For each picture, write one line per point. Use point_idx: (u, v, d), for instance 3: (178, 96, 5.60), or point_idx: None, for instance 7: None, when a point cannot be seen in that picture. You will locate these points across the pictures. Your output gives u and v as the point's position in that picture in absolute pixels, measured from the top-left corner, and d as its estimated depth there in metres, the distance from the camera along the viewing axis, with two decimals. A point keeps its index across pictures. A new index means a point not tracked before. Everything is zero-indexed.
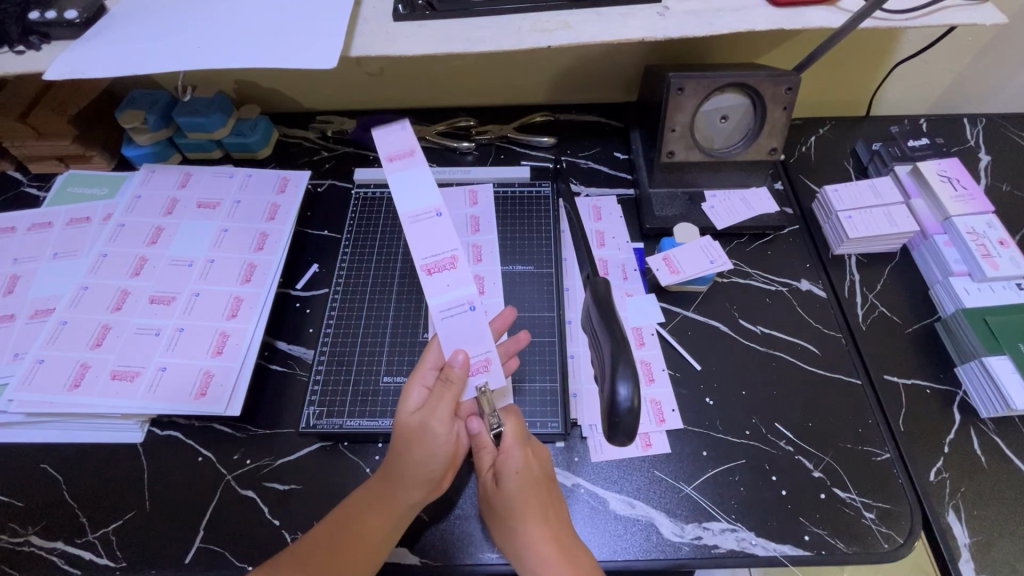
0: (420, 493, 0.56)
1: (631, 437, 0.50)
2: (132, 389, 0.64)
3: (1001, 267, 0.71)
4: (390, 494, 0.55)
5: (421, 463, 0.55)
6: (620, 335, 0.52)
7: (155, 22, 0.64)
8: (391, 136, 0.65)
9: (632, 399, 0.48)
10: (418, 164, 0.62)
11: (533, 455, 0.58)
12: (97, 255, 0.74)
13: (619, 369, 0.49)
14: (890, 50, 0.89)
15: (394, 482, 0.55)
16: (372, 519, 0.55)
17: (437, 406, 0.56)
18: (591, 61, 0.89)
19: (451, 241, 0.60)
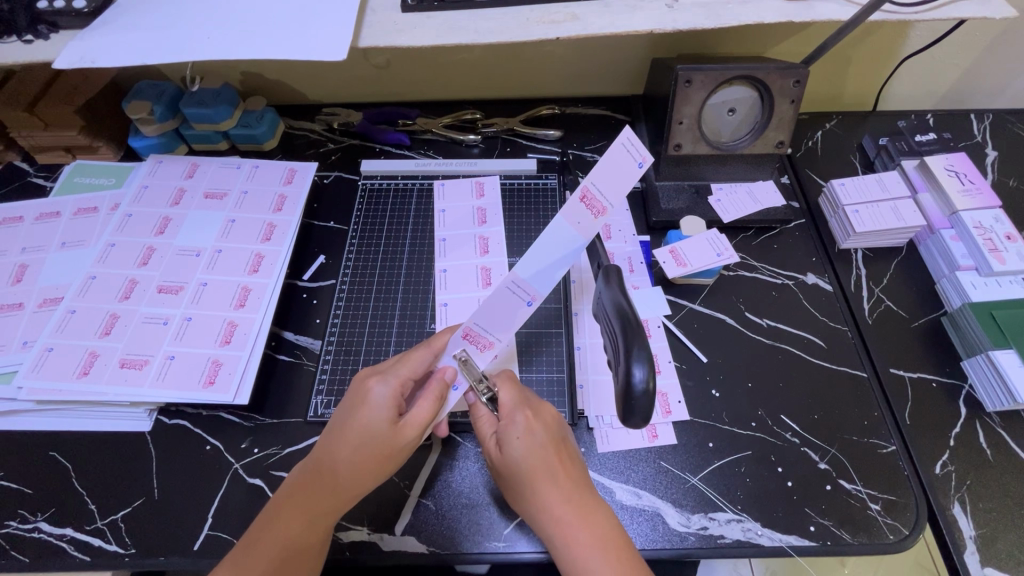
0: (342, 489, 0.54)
1: (646, 421, 0.50)
2: (141, 377, 0.64)
3: (1008, 261, 0.71)
4: (319, 494, 0.54)
5: (343, 467, 0.53)
6: (632, 320, 0.52)
7: (164, 10, 0.64)
8: (611, 169, 0.55)
9: (647, 382, 0.49)
10: (581, 240, 0.58)
11: (536, 418, 0.56)
12: (105, 245, 0.74)
13: (634, 352, 0.49)
14: (898, 44, 0.89)
15: (320, 473, 0.54)
16: (300, 518, 0.53)
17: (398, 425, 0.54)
18: (598, 55, 0.89)
19: (506, 337, 0.60)
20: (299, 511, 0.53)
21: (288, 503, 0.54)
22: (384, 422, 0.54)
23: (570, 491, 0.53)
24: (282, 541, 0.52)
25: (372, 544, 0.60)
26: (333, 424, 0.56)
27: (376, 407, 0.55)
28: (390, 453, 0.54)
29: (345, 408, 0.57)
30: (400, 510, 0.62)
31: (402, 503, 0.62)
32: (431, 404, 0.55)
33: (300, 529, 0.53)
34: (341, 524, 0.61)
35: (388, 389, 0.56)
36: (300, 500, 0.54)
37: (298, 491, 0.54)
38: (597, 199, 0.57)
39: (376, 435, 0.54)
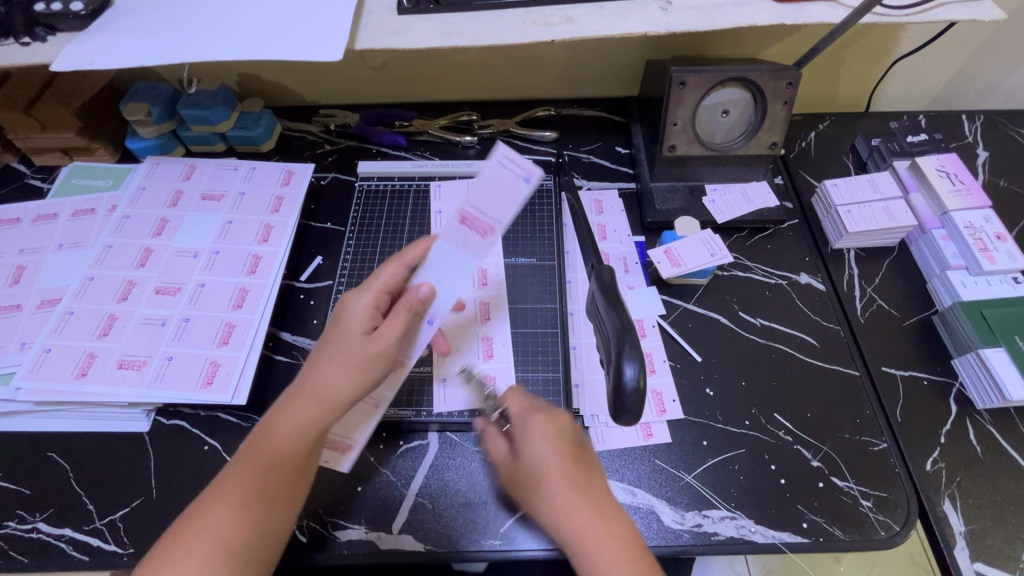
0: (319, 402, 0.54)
1: (638, 418, 0.51)
2: (139, 378, 0.65)
3: (998, 261, 0.72)
4: (305, 402, 0.54)
5: (322, 378, 0.54)
6: (624, 319, 0.53)
7: (162, 13, 0.65)
8: (481, 188, 0.52)
9: (637, 381, 0.50)
10: (470, 256, 0.56)
11: (556, 428, 0.55)
12: (102, 246, 0.75)
13: (625, 351, 0.50)
14: (890, 45, 0.90)
15: (305, 385, 0.55)
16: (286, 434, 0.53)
17: (373, 340, 0.55)
18: (593, 56, 0.90)
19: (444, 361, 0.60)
20: (286, 420, 0.54)
21: (276, 414, 0.54)
22: (360, 333, 0.56)
23: (590, 498, 0.52)
24: (267, 450, 0.52)
25: (369, 543, 0.60)
26: (322, 336, 0.58)
27: (353, 319, 0.57)
28: (369, 360, 0.55)
29: (332, 321, 0.59)
30: (397, 509, 0.62)
31: (399, 503, 0.63)
32: (401, 316, 0.56)
33: (287, 441, 0.53)
34: (338, 522, 0.61)
35: (362, 304, 0.57)
36: (286, 411, 0.54)
37: (289, 403, 0.54)
38: (481, 219, 0.54)
39: (354, 345, 0.55)
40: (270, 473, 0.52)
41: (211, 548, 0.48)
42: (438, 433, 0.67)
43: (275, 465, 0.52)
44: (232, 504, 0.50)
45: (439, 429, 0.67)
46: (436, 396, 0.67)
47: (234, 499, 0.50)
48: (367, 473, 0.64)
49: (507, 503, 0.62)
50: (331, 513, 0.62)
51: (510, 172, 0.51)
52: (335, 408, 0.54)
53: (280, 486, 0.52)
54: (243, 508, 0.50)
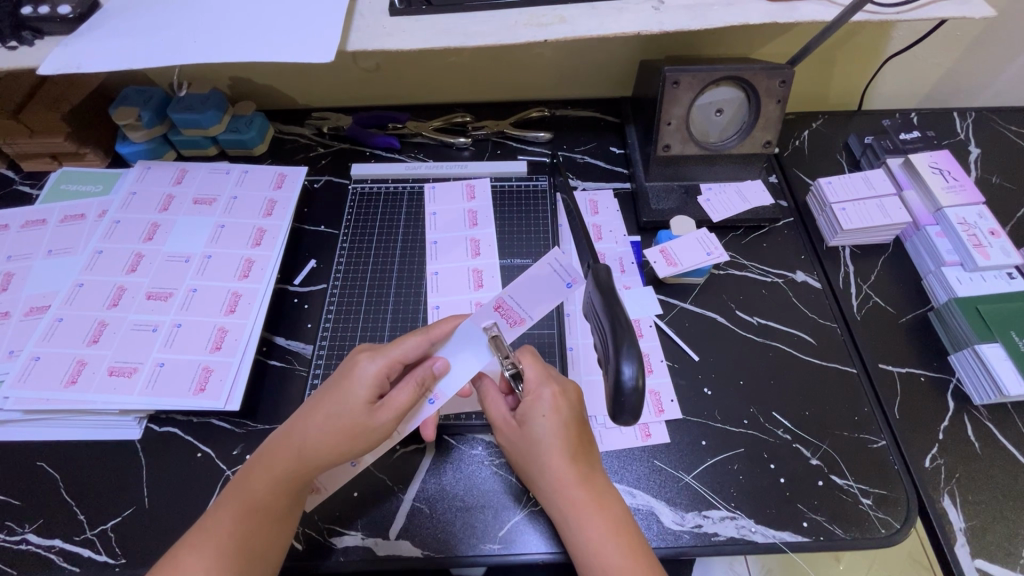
0: (301, 457, 0.54)
1: (636, 418, 0.51)
2: (130, 385, 0.63)
3: (993, 256, 0.72)
4: (283, 459, 0.54)
5: (309, 433, 0.54)
6: (622, 319, 0.52)
7: (152, 15, 0.64)
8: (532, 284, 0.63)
9: (637, 378, 0.49)
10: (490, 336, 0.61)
11: (561, 398, 0.56)
12: (92, 252, 0.74)
13: (624, 351, 0.49)
14: (882, 43, 0.90)
15: (290, 436, 0.55)
16: (266, 481, 0.54)
17: (374, 409, 0.54)
18: (586, 57, 0.90)
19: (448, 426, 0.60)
20: (262, 474, 0.54)
21: (252, 471, 0.54)
22: (362, 400, 0.55)
23: (586, 472, 0.55)
24: (243, 503, 0.53)
25: (366, 549, 0.59)
26: (316, 394, 0.58)
27: (359, 385, 0.55)
28: (358, 426, 0.54)
29: (332, 382, 0.57)
30: (394, 515, 0.61)
31: (396, 509, 0.62)
32: (409, 388, 0.55)
33: (263, 496, 0.53)
34: (334, 528, 0.60)
35: (374, 370, 0.56)
36: (265, 463, 0.54)
37: (265, 458, 0.55)
38: (515, 311, 0.62)
39: (352, 411, 0.54)
40: (248, 528, 0.52)
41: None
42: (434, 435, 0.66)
43: (251, 520, 0.52)
44: (213, 552, 0.50)
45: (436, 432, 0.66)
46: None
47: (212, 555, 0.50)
48: (363, 478, 0.64)
49: (506, 506, 0.62)
50: (327, 519, 0.61)
51: (559, 278, 0.62)
52: (313, 468, 0.54)
53: (255, 544, 0.51)
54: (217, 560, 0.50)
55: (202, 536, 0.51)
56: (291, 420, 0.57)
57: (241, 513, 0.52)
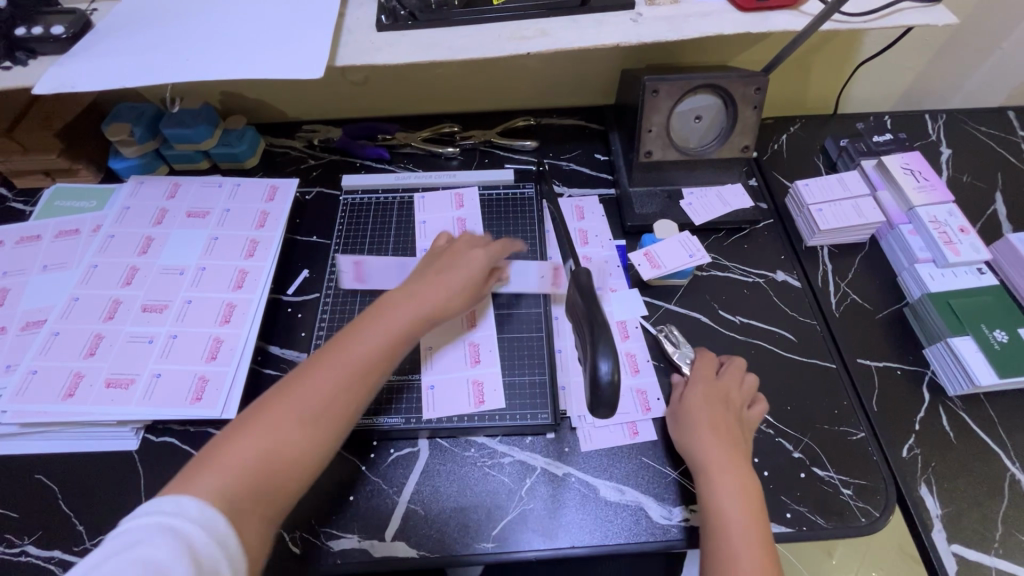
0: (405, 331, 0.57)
1: (613, 412, 0.53)
2: (127, 396, 0.64)
3: (963, 252, 0.75)
4: (372, 347, 0.54)
5: (437, 304, 0.60)
6: (598, 318, 0.54)
7: (144, 34, 0.66)
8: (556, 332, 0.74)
9: (611, 375, 0.51)
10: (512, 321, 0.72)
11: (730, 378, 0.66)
12: (87, 266, 0.75)
13: (600, 347, 0.52)
14: (854, 50, 0.93)
15: (393, 312, 0.58)
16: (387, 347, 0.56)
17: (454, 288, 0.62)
18: (570, 67, 0.92)
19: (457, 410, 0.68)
20: (374, 342, 0.55)
21: (352, 340, 0.55)
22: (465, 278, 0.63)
23: (739, 449, 0.59)
24: (357, 366, 0.53)
25: (363, 551, 0.61)
26: (420, 275, 0.63)
27: (465, 268, 0.64)
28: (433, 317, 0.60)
29: (435, 267, 0.64)
30: (389, 518, 0.63)
31: (392, 511, 0.63)
32: (471, 288, 0.64)
33: (347, 379, 0.52)
34: (331, 532, 0.62)
35: (474, 259, 0.65)
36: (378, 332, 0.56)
37: (361, 332, 0.55)
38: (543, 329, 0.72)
39: (456, 288, 0.62)
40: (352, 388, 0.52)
41: (251, 471, 0.45)
42: (428, 439, 0.68)
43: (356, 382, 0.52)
44: (308, 409, 0.49)
45: (429, 437, 0.68)
46: (425, 401, 0.68)
47: (286, 432, 0.48)
48: (359, 482, 0.65)
49: (500, 505, 0.63)
50: (323, 523, 0.62)
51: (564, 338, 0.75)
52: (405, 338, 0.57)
53: (342, 404, 0.51)
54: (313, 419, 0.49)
55: (270, 412, 0.48)
56: (367, 315, 0.58)
57: (342, 375, 0.52)
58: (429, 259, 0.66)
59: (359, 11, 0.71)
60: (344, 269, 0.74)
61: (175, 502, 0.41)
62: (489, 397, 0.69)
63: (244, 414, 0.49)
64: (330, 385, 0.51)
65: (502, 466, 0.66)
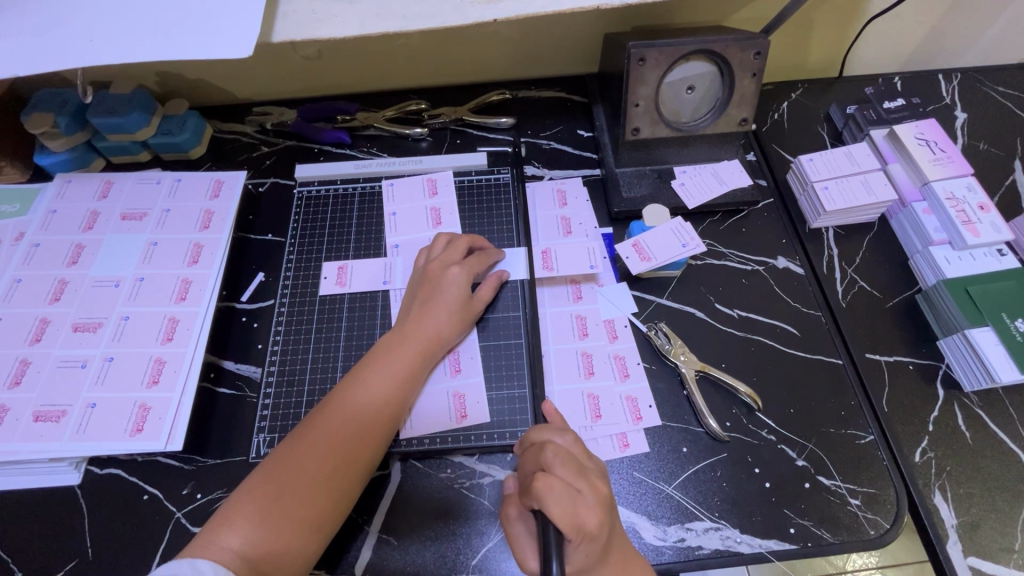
0: (394, 373, 0.59)
1: None
2: (58, 431, 0.58)
3: (982, 233, 0.68)
4: (370, 396, 0.57)
5: (421, 341, 0.61)
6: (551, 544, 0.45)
7: (40, 9, 0.56)
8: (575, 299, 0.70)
9: None
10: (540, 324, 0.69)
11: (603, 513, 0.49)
12: (10, 280, 0.67)
13: None
14: (864, 3, 0.84)
15: (381, 358, 0.60)
16: (382, 394, 0.58)
17: (438, 319, 0.63)
18: (549, 31, 0.82)
19: (439, 427, 0.62)
20: (363, 393, 0.57)
21: (346, 394, 0.57)
22: (449, 307, 0.64)
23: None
24: (358, 420, 0.56)
25: None
26: (408, 312, 0.64)
27: (449, 296, 0.64)
28: (427, 352, 0.62)
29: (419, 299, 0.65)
30: (359, 551, 0.57)
31: (361, 543, 0.58)
32: (460, 314, 0.64)
33: (349, 430, 0.55)
34: None
35: (456, 285, 0.65)
36: (368, 383, 0.58)
37: (353, 387, 0.58)
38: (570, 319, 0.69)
39: (438, 320, 0.63)
40: (347, 446, 0.55)
41: (272, 528, 0.49)
42: (401, 462, 0.62)
43: (353, 440, 0.55)
44: (311, 473, 0.52)
45: (402, 459, 0.62)
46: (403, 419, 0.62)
47: (302, 487, 0.52)
48: None
49: (479, 533, 0.58)
50: None
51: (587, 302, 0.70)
52: (399, 380, 0.59)
53: (345, 462, 0.54)
54: (317, 483, 0.52)
55: (281, 472, 0.52)
56: (364, 363, 0.61)
57: (339, 435, 0.55)
58: (412, 289, 0.67)
59: None
60: (327, 276, 0.71)
61: (199, 562, 0.45)
62: (473, 410, 0.63)
63: (254, 478, 0.53)
64: (335, 439, 0.54)
65: (481, 488, 0.61)
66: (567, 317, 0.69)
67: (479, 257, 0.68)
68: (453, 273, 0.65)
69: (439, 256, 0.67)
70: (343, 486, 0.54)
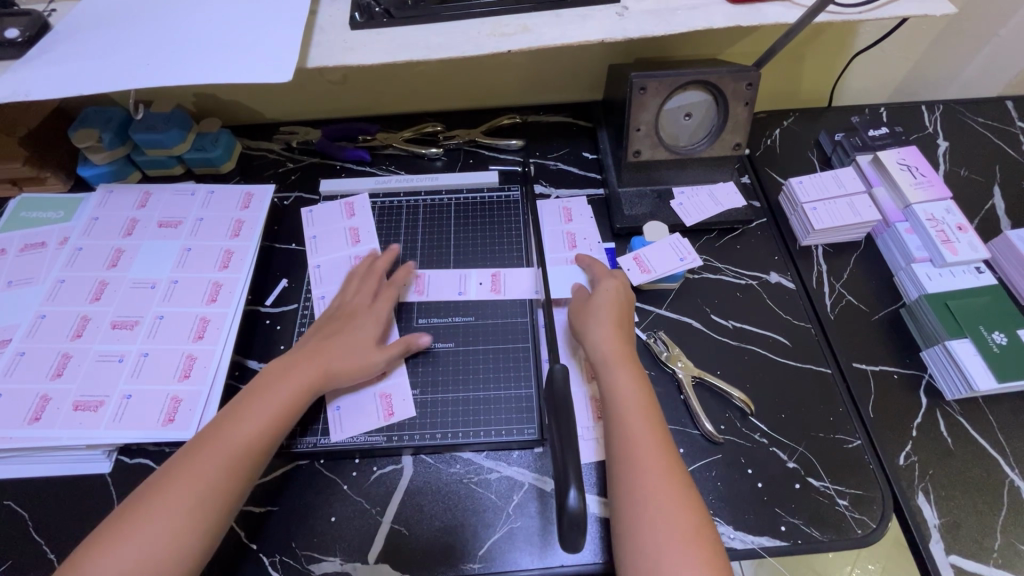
0: (295, 398, 0.60)
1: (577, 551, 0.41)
2: (97, 419, 0.62)
3: (960, 252, 0.73)
4: (250, 420, 0.57)
5: (318, 373, 0.62)
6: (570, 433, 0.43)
7: (103, 37, 0.63)
8: None
9: (582, 504, 0.40)
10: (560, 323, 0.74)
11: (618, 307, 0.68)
12: (54, 281, 0.72)
13: (569, 470, 0.41)
14: (849, 40, 0.90)
15: (277, 384, 0.60)
16: (273, 417, 0.58)
17: (332, 354, 0.64)
18: (557, 61, 0.89)
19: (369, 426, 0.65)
20: (253, 415, 0.57)
21: (231, 417, 0.57)
22: (334, 343, 0.65)
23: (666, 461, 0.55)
24: (241, 447, 0.55)
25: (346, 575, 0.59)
26: (307, 343, 0.65)
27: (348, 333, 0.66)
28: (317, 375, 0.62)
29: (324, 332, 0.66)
30: (372, 539, 0.61)
31: (375, 531, 0.61)
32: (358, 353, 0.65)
33: (235, 456, 0.54)
34: (314, 555, 0.60)
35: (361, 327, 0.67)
36: (259, 407, 0.58)
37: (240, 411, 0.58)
38: None
39: (336, 359, 0.64)
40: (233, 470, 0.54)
41: (133, 553, 0.48)
42: (412, 456, 0.66)
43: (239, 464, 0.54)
44: (185, 496, 0.51)
45: (413, 453, 0.66)
46: (331, 423, 0.65)
47: (175, 502, 0.51)
48: (340, 502, 0.63)
49: (486, 524, 0.61)
50: (306, 546, 0.60)
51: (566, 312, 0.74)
52: (293, 407, 0.60)
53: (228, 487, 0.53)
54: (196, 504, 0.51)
55: (156, 494, 0.51)
56: (250, 389, 0.60)
57: (226, 460, 0.54)
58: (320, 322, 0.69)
59: (332, 7, 0.68)
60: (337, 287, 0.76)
61: None
62: (398, 407, 0.67)
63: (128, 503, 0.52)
64: (219, 462, 0.54)
65: (488, 482, 0.64)
66: None
67: (388, 293, 0.71)
68: (363, 315, 0.68)
69: (355, 290, 0.71)
70: (222, 501, 0.53)
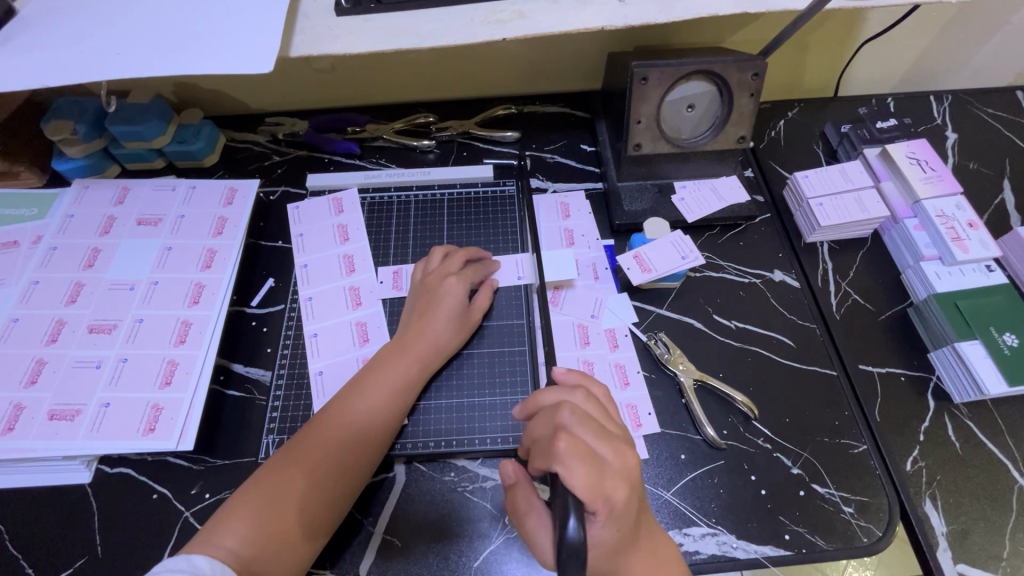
0: (408, 370, 0.62)
1: None
2: (74, 429, 0.60)
3: (971, 250, 0.71)
4: (370, 399, 0.59)
5: (429, 344, 0.64)
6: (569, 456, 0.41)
7: (69, 23, 0.59)
8: (575, 301, 0.73)
9: (581, 535, 0.37)
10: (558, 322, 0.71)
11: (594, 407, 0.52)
12: (28, 282, 0.69)
13: None
14: (857, 28, 0.87)
15: (376, 364, 0.62)
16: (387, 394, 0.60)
17: (441, 327, 0.65)
18: (554, 49, 0.85)
19: None
20: (373, 394, 0.60)
21: (344, 398, 0.59)
22: (457, 312, 0.67)
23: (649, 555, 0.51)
24: (355, 423, 0.58)
25: None
26: (409, 317, 0.67)
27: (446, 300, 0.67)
28: (425, 359, 0.64)
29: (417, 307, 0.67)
30: (363, 552, 0.59)
31: (367, 542, 0.59)
32: (459, 324, 0.67)
33: (350, 433, 0.57)
34: None
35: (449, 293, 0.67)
36: (366, 386, 0.60)
37: (355, 392, 0.60)
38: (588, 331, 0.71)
39: (432, 332, 0.65)
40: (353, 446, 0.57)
41: (253, 527, 0.50)
42: (405, 465, 0.63)
43: (360, 440, 0.57)
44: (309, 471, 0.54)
45: (406, 462, 0.63)
46: None
47: (296, 480, 0.54)
48: None
49: (481, 535, 0.59)
50: None
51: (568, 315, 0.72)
52: (405, 380, 0.62)
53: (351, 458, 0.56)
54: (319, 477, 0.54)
55: (272, 473, 0.54)
56: (365, 368, 0.62)
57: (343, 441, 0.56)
58: (409, 303, 0.69)
59: None
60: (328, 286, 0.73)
61: (196, 558, 0.46)
62: None
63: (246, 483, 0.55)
64: (337, 439, 0.56)
65: (484, 492, 0.62)
66: (569, 326, 0.71)
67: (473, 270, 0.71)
68: (450, 282, 0.68)
69: (435, 269, 0.70)
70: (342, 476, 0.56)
